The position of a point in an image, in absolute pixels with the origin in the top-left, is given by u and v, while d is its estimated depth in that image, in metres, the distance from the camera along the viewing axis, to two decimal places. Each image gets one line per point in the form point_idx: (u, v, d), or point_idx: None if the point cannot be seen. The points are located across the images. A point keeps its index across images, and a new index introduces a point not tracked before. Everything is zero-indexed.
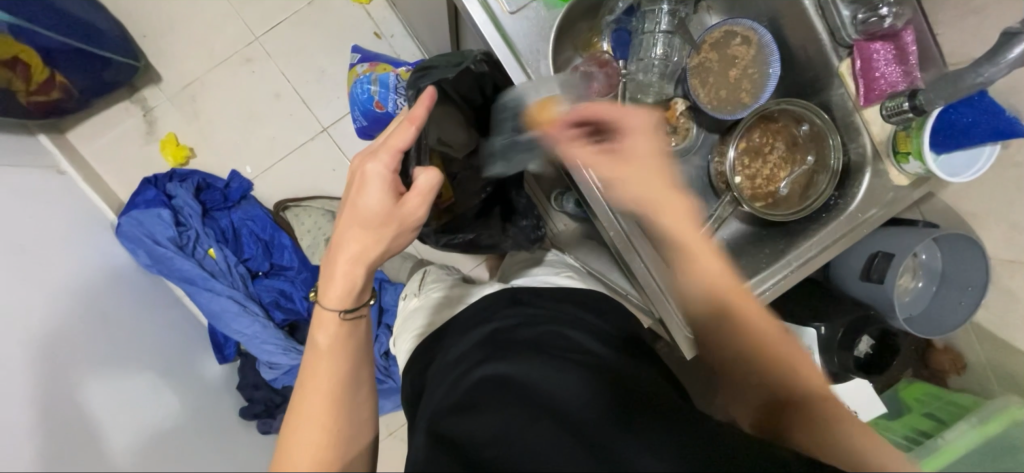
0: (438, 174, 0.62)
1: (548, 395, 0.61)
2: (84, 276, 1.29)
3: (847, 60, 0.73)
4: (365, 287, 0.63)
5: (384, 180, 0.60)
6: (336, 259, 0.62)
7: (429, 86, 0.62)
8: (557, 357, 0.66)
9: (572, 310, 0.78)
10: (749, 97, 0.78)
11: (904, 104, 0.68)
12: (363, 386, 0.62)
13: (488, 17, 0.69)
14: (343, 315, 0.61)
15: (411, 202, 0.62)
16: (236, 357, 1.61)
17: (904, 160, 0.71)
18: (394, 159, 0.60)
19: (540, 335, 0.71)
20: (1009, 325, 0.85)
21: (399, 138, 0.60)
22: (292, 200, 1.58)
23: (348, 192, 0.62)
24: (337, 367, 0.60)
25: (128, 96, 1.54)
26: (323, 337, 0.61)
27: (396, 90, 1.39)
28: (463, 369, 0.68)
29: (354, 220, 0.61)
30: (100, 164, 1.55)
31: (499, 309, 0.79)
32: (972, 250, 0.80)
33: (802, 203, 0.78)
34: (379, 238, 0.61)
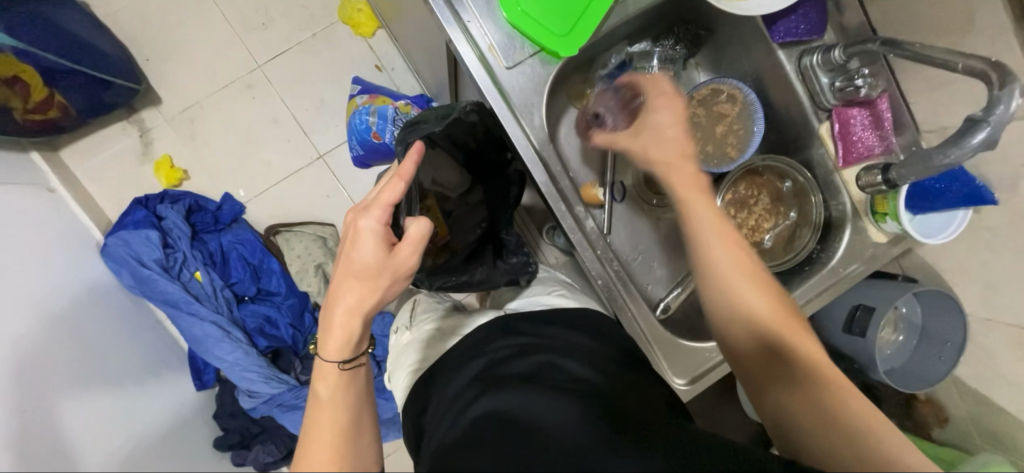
0: (428, 222, 0.63)
1: (542, 425, 0.57)
2: (66, 296, 1.27)
3: (827, 123, 0.77)
4: (363, 337, 0.63)
5: (376, 234, 0.62)
6: (333, 311, 0.62)
7: (417, 142, 0.66)
8: (549, 387, 0.62)
9: (573, 336, 0.74)
10: (735, 152, 0.81)
11: (878, 177, 0.72)
12: (365, 434, 0.59)
13: (485, 68, 0.72)
14: (342, 366, 0.60)
15: (404, 252, 0.63)
16: (214, 383, 1.57)
17: (882, 219, 0.74)
18: (385, 213, 0.62)
19: (533, 366, 0.67)
20: (988, 380, 0.87)
21: (390, 192, 0.62)
22: (284, 225, 1.57)
23: (342, 248, 0.64)
24: (339, 416, 0.58)
25: (126, 117, 1.55)
26: (324, 389, 0.59)
27: (395, 122, 1.42)
28: (462, 405, 0.65)
29: (348, 273, 0.62)
30: (91, 183, 1.54)
31: (490, 341, 0.75)
32: (950, 307, 0.82)
33: (786, 255, 0.80)
34: (373, 288, 0.62)
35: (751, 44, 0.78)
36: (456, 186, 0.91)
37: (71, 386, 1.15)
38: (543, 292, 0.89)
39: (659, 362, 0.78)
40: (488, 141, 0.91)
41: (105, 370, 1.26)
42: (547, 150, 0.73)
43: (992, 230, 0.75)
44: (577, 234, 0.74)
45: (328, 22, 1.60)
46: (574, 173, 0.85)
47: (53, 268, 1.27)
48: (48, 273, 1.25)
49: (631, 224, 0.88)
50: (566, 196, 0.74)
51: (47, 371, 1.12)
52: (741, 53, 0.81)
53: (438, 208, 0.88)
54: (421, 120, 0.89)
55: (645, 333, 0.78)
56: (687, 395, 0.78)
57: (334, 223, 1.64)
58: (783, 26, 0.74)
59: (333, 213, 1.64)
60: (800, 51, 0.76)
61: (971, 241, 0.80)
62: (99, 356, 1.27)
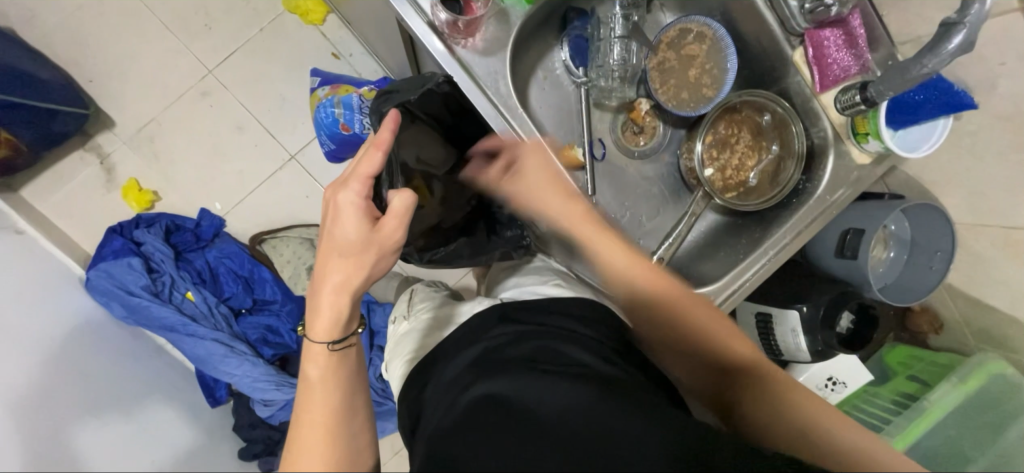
0: (411, 194, 0.61)
1: (545, 409, 0.57)
2: (59, 336, 1.24)
3: (800, 48, 0.75)
4: (353, 316, 0.61)
5: (357, 208, 0.60)
6: (321, 289, 0.60)
7: (392, 110, 0.63)
8: (550, 373, 0.61)
9: (567, 320, 0.75)
10: (711, 92, 0.80)
11: (856, 96, 0.70)
12: (359, 410, 0.60)
13: (429, 27, 0.66)
14: (332, 346, 0.59)
15: (387, 226, 0.60)
16: (228, 398, 1.55)
17: (863, 140, 0.73)
18: (365, 186, 0.60)
19: (531, 351, 0.67)
20: (978, 282, 0.89)
21: (368, 164, 0.60)
22: (268, 232, 1.55)
23: (325, 224, 0.62)
24: (331, 396, 0.58)
25: (81, 144, 1.48)
26: (314, 369, 0.58)
27: (361, 111, 1.37)
28: (458, 389, 0.64)
29: (333, 250, 0.60)
30: (60, 218, 1.49)
31: (488, 328, 0.75)
32: (937, 217, 0.83)
33: (772, 191, 0.80)
34: (361, 264, 0.59)
35: None
36: (438, 163, 0.87)
37: None
38: (539, 282, 0.88)
39: None
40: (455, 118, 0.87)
41: None
42: (515, 116, 0.71)
43: (973, 135, 0.75)
44: None
45: (274, 13, 1.52)
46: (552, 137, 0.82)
47: (41, 309, 1.24)
48: (36, 316, 1.21)
49: (616, 181, 0.86)
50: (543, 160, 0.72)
51: None
52: None
53: (426, 189, 0.85)
54: (392, 89, 0.83)
55: None
56: None
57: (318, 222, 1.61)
58: None
59: (316, 213, 1.60)
60: None
61: (953, 150, 0.80)
62: (100, 396, 1.26)
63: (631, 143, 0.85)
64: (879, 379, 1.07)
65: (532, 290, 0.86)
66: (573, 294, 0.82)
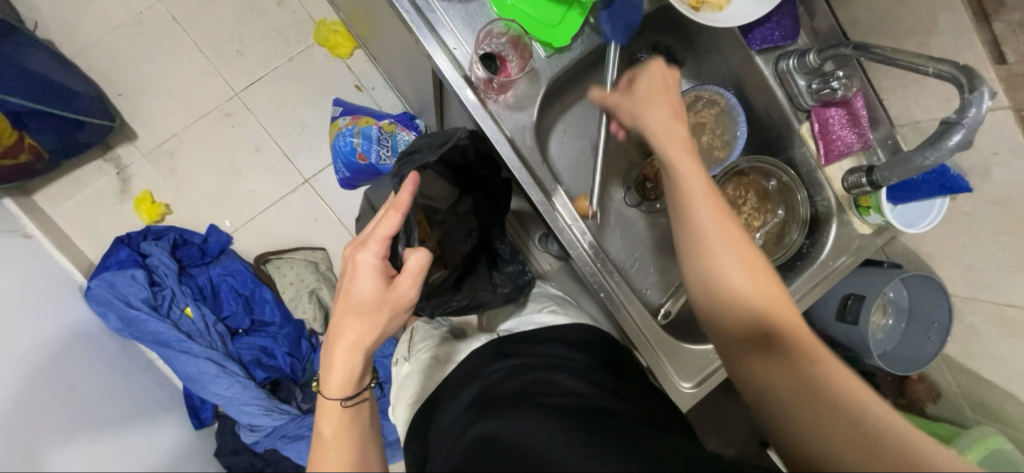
0: (427, 253, 0.63)
1: (530, 442, 0.56)
2: (49, 346, 1.22)
3: (807, 123, 0.80)
4: (365, 372, 0.61)
5: (374, 269, 0.61)
6: (333, 349, 0.60)
7: (413, 172, 0.65)
8: (545, 404, 0.62)
9: (561, 351, 0.76)
10: (722, 154, 0.85)
11: (863, 179, 0.74)
12: (372, 465, 0.57)
13: (465, 81, 0.70)
14: (344, 403, 0.58)
15: (402, 285, 0.62)
16: (213, 420, 1.54)
17: (865, 212, 0.77)
18: (383, 247, 0.61)
19: (524, 385, 0.68)
20: (975, 355, 0.90)
21: (386, 227, 0.61)
22: (274, 252, 1.55)
23: (341, 280, 0.62)
24: (346, 454, 0.56)
25: (102, 155, 1.51)
26: (327, 428, 0.57)
27: (379, 142, 1.42)
28: (459, 429, 0.64)
29: (348, 309, 0.60)
30: (69, 225, 1.50)
31: (485, 365, 0.75)
32: (936, 289, 0.86)
33: (777, 252, 0.83)
34: (373, 324, 0.60)
35: (729, 52, 0.81)
36: (444, 202, 0.90)
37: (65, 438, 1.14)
38: (536, 310, 0.91)
39: (655, 364, 0.79)
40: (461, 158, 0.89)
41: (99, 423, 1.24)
42: (539, 167, 0.74)
43: (969, 215, 0.80)
44: (574, 247, 0.75)
45: (304, 45, 1.59)
46: (568, 186, 0.86)
47: (37, 317, 1.23)
48: (31, 324, 1.21)
49: (622, 231, 0.89)
50: (562, 211, 0.75)
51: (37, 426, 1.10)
52: (720, 61, 0.84)
53: (427, 221, 0.87)
54: (414, 148, 0.89)
55: (643, 338, 0.79)
56: (695, 396, 0.79)
57: (324, 246, 1.62)
58: (757, 35, 0.77)
59: (323, 237, 1.62)
60: (776, 56, 0.79)
61: (950, 226, 0.84)
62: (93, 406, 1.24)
63: (642, 196, 0.88)
64: None
65: (532, 319, 0.87)
66: (568, 319, 0.84)
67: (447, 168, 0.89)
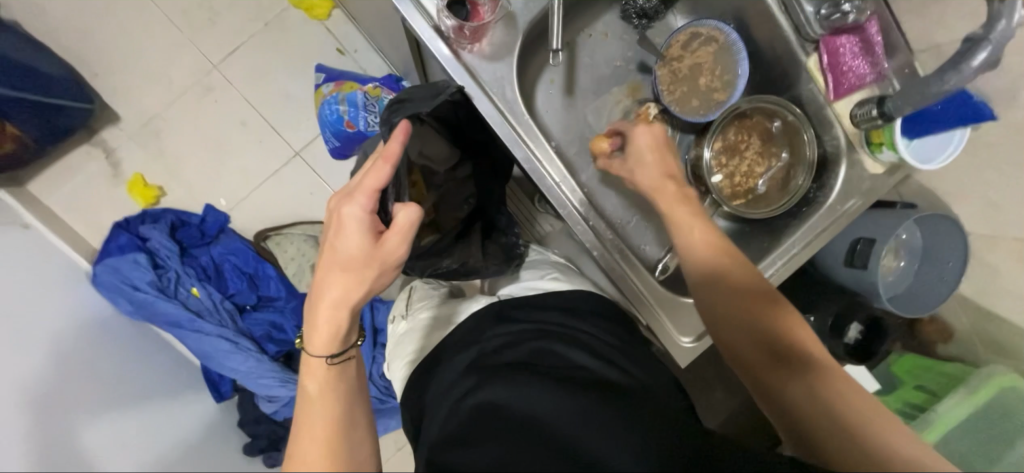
0: (417, 209, 0.60)
1: (532, 417, 0.56)
2: (68, 331, 1.25)
3: (814, 55, 0.73)
4: (352, 329, 0.60)
5: (361, 222, 0.59)
6: (318, 305, 0.59)
7: (403, 121, 0.61)
8: (547, 375, 0.61)
9: (561, 316, 0.75)
10: (722, 95, 0.79)
11: (873, 111, 0.69)
12: (360, 424, 0.58)
13: (435, 32, 0.65)
14: (330, 360, 0.58)
15: (391, 242, 0.59)
16: (233, 393, 1.58)
17: (878, 149, 0.72)
18: (371, 199, 0.59)
19: (526, 354, 0.67)
20: (991, 293, 0.87)
21: (375, 178, 0.58)
22: (272, 229, 1.55)
23: (326, 235, 0.61)
24: (331, 412, 0.56)
25: (88, 139, 1.48)
26: (312, 385, 0.57)
27: (366, 108, 1.37)
28: (457, 395, 0.63)
29: (333, 263, 0.59)
30: (67, 212, 1.49)
31: (485, 329, 0.75)
32: (951, 227, 0.81)
33: (782, 199, 0.79)
34: (360, 280, 0.59)
35: None
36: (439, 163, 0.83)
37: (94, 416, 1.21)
38: (536, 276, 0.88)
39: (654, 320, 0.77)
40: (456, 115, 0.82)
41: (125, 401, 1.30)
42: (523, 120, 0.70)
43: (992, 146, 0.74)
44: (564, 206, 0.72)
45: (279, 8, 1.50)
46: (558, 141, 0.81)
47: (44, 303, 1.22)
48: (40, 310, 1.20)
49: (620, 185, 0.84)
50: (549, 169, 0.71)
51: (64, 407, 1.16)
52: None
53: (423, 183, 0.78)
54: (404, 96, 0.75)
55: (642, 291, 0.76)
56: (694, 351, 0.77)
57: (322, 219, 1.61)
58: None
59: (319, 210, 1.60)
60: None
61: (971, 159, 0.79)
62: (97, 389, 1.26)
63: None
64: (884, 388, 1.06)
65: (530, 285, 0.86)
66: (571, 286, 0.82)
67: (441, 125, 0.82)
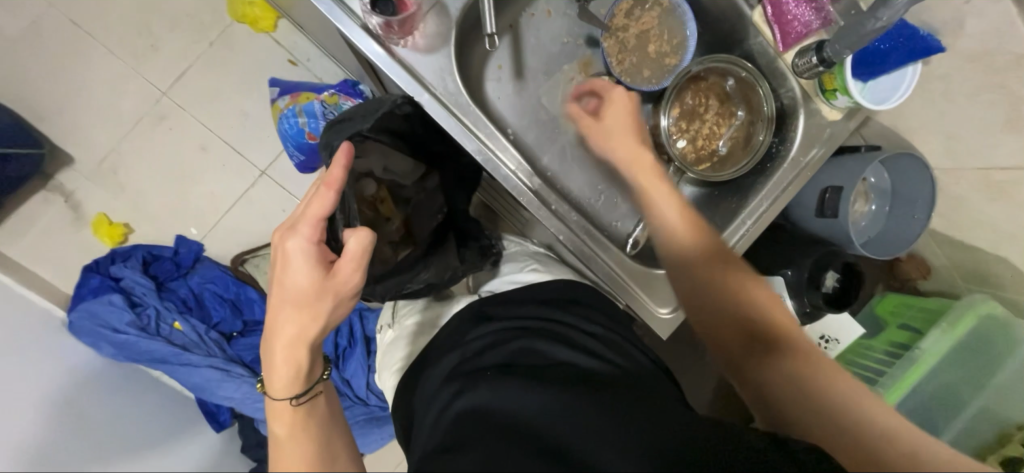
0: (368, 233, 0.59)
1: (522, 413, 0.54)
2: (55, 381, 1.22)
3: (759, 7, 0.72)
4: (314, 365, 0.58)
5: (309, 254, 0.57)
6: (273, 345, 0.56)
7: (344, 143, 0.59)
8: (531, 372, 0.59)
9: (544, 310, 0.72)
10: (673, 59, 0.77)
11: (813, 59, 0.68)
12: (341, 456, 0.55)
13: (364, 30, 0.62)
14: (294, 402, 0.55)
15: (343, 270, 0.58)
16: (232, 421, 1.53)
17: (831, 97, 0.71)
18: (316, 229, 0.57)
19: (511, 354, 0.63)
20: (962, 225, 0.88)
21: (319, 206, 0.57)
22: (249, 251, 1.52)
23: (274, 271, 0.58)
24: (306, 448, 0.53)
25: (43, 185, 1.43)
26: (280, 427, 0.54)
27: (325, 117, 1.34)
28: (442, 401, 0.61)
29: (284, 300, 0.57)
30: (32, 262, 1.44)
31: (467, 331, 0.72)
32: (917, 165, 0.81)
33: (746, 157, 0.78)
34: (314, 314, 0.56)
35: None
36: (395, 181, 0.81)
37: None
38: (517, 269, 0.85)
39: (631, 299, 0.76)
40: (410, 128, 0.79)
41: None
42: (469, 112, 0.68)
43: (945, 78, 0.74)
44: (524, 194, 0.70)
45: (221, 25, 1.45)
46: (514, 128, 0.79)
47: (31, 361, 1.19)
48: (28, 371, 1.16)
49: (583, 165, 0.82)
50: (504, 158, 0.69)
51: None
52: None
53: (391, 197, 0.81)
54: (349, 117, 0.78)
55: (618, 274, 0.76)
56: (674, 322, 0.77)
57: None
58: None
59: None
60: None
61: (928, 94, 0.79)
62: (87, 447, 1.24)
63: None
64: (871, 330, 1.04)
65: (514, 279, 0.83)
66: (549, 276, 0.80)
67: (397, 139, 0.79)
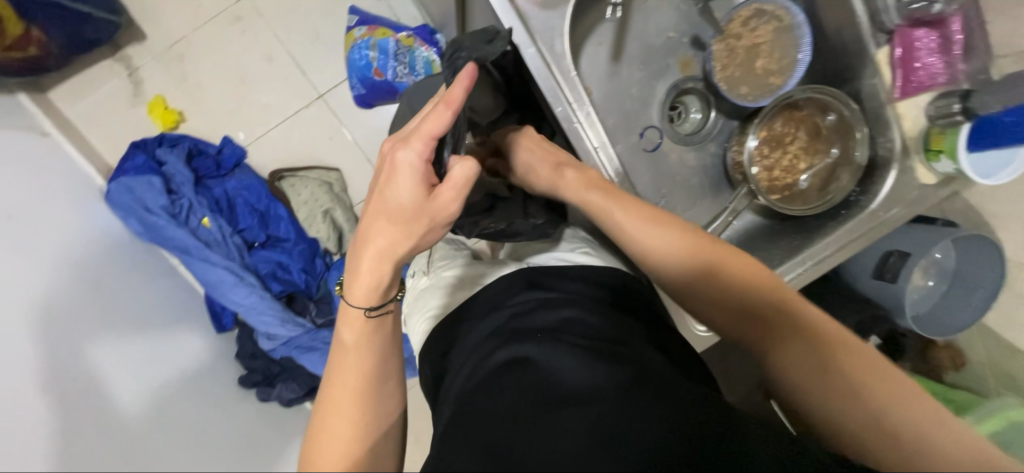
0: (475, 165, 0.55)
1: (565, 380, 0.53)
2: (93, 244, 1.28)
3: (886, 47, 0.71)
4: (393, 282, 0.58)
5: (415, 172, 0.54)
6: (361, 254, 0.56)
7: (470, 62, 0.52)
8: (575, 343, 0.57)
9: (592, 289, 0.69)
10: (777, 81, 0.75)
11: (955, 105, 0.69)
12: (391, 378, 0.58)
13: None
14: (368, 313, 0.56)
15: (443, 197, 0.55)
16: (234, 327, 1.51)
17: (934, 158, 0.69)
18: (428, 148, 0.53)
19: (559, 321, 0.62)
20: (1018, 325, 0.84)
21: (434, 124, 0.52)
22: (288, 169, 1.53)
23: (375, 179, 0.57)
24: (365, 362, 0.56)
25: (111, 54, 1.46)
26: (348, 334, 0.56)
27: (396, 57, 1.33)
28: (483, 356, 0.61)
29: (381, 213, 0.56)
30: (84, 126, 1.47)
31: (514, 292, 0.70)
32: (990, 250, 0.78)
33: (820, 199, 0.75)
34: (408, 232, 0.55)
35: None
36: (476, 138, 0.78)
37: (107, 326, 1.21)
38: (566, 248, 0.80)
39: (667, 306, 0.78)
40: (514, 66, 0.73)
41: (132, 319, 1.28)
42: (569, 79, 0.68)
43: None
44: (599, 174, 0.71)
45: None
46: (599, 106, 0.77)
47: (33, 216, 1.16)
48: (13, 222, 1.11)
49: (653, 163, 0.81)
50: (590, 134, 0.70)
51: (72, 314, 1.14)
52: None
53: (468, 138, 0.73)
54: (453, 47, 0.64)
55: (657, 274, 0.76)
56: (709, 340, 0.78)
57: (338, 166, 1.58)
58: None
59: (338, 156, 1.57)
60: None
61: None
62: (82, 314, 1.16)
63: (677, 129, 0.82)
64: None
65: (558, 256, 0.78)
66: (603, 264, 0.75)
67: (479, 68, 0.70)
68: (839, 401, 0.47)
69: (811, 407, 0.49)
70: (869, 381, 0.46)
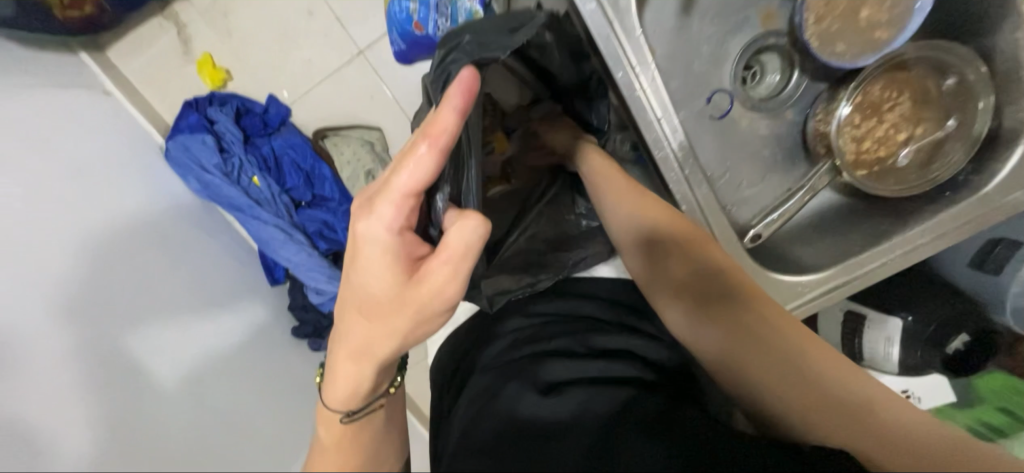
0: (469, 230, 0.49)
1: (545, 416, 0.59)
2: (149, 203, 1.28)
3: None
4: (375, 380, 0.56)
5: (387, 249, 0.49)
6: (339, 353, 0.55)
7: (458, 85, 0.43)
8: (557, 382, 0.64)
9: (582, 324, 0.76)
10: (885, 35, 0.64)
11: None
12: (392, 437, 0.60)
13: None
14: (346, 416, 0.56)
15: (428, 276, 0.50)
16: (286, 280, 1.57)
17: None
18: (399, 218, 0.48)
19: (542, 356, 0.69)
20: None
21: (411, 185, 0.46)
22: (331, 128, 1.55)
23: (349, 259, 0.53)
24: (357, 447, 0.56)
25: (160, 11, 1.46)
26: (329, 434, 0.57)
27: (437, 9, 1.24)
28: (480, 396, 0.66)
29: (358, 298, 0.53)
30: (141, 84, 1.52)
31: (508, 324, 0.80)
32: None
33: (917, 178, 0.67)
34: (389, 321, 0.52)
35: None
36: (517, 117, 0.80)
37: (148, 294, 1.17)
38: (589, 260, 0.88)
39: None
40: (575, 65, 0.68)
41: (179, 285, 1.25)
42: (633, 40, 0.62)
43: None
44: (660, 147, 0.64)
45: None
46: (664, 69, 0.68)
47: (88, 185, 1.13)
48: (71, 186, 1.07)
49: (720, 134, 0.72)
50: (653, 101, 0.63)
51: (113, 277, 1.09)
52: None
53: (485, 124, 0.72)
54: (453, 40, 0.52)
55: None
56: None
57: (380, 126, 1.56)
58: None
59: (379, 116, 1.55)
60: None
61: None
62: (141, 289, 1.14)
63: (753, 93, 0.72)
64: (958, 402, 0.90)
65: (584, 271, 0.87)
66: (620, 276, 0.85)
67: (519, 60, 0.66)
68: (787, 379, 0.49)
69: (788, 401, 0.49)
70: (814, 360, 0.50)
